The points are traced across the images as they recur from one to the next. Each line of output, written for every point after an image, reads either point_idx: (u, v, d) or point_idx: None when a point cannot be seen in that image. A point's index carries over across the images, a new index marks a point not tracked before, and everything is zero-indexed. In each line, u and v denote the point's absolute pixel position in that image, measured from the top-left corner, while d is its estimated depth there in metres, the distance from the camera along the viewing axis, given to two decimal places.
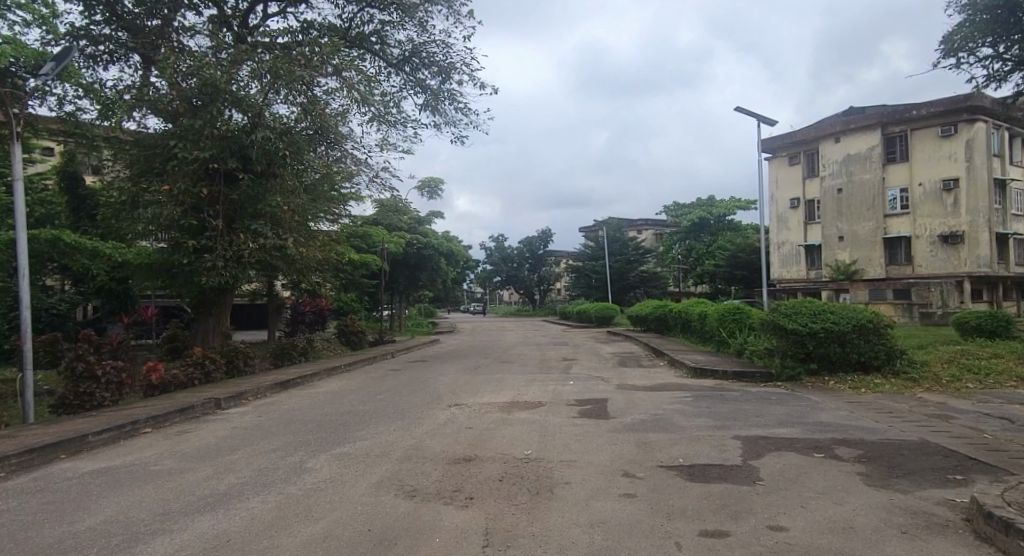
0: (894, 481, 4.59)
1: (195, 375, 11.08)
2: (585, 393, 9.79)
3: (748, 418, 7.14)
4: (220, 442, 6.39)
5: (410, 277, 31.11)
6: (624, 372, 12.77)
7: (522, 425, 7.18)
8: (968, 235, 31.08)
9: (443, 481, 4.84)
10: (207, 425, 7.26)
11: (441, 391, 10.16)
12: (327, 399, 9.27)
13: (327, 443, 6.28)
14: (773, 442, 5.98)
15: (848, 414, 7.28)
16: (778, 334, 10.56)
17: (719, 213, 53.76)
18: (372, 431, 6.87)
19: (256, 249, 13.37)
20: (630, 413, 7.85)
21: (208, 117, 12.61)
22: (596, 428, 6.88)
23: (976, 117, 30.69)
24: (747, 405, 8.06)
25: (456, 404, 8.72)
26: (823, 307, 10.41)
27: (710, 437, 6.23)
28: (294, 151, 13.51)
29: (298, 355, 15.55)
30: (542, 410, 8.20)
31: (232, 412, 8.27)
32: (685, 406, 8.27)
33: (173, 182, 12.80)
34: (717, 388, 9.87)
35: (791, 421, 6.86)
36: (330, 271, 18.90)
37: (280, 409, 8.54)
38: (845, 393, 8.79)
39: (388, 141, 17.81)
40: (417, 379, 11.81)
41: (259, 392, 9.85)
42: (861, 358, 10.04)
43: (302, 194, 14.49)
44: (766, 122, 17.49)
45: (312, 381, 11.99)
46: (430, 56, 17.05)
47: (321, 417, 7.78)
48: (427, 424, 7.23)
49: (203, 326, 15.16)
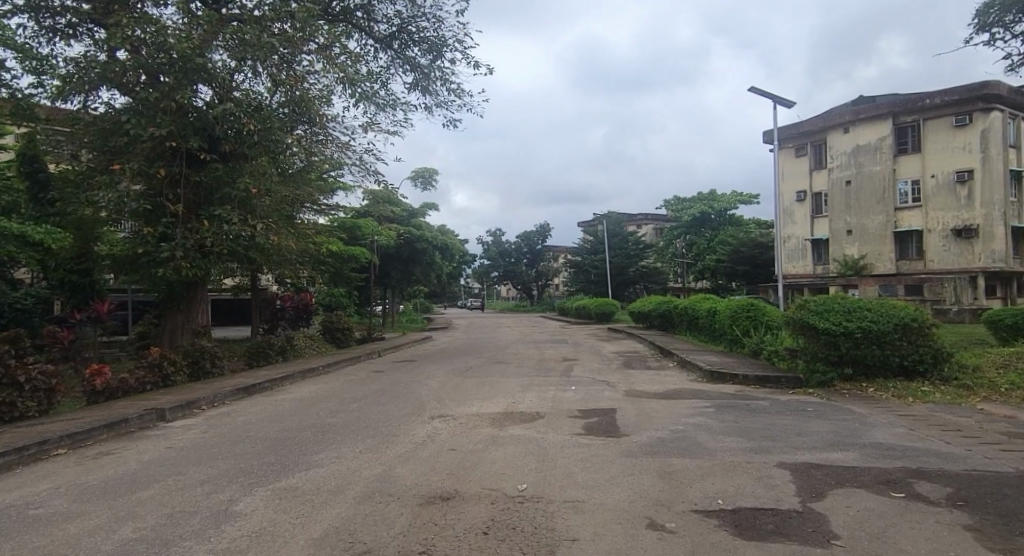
0: (1022, 541, 3.35)
1: (151, 378, 9.90)
2: (589, 402, 8.59)
3: (788, 438, 5.89)
4: (142, 470, 5.15)
5: (404, 271, 29.83)
6: (630, 375, 11.54)
7: (516, 445, 5.94)
8: (984, 228, 29.75)
9: (408, 537, 3.59)
10: (137, 445, 6.02)
11: (424, 399, 8.90)
12: (291, 410, 8.03)
13: (277, 469, 5.07)
14: (832, 473, 4.73)
15: (908, 432, 6.05)
16: (808, 335, 9.39)
17: (721, 207, 52.44)
18: (332, 454, 5.61)
19: (222, 238, 11.93)
20: (645, 430, 6.60)
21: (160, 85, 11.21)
22: (605, 451, 5.64)
23: (993, 106, 29.43)
24: (783, 419, 6.84)
25: (439, 417, 7.48)
26: (859, 304, 9.23)
27: (750, 466, 4.98)
28: (266, 130, 12.20)
29: (276, 354, 14.41)
30: (540, 425, 7.00)
31: (176, 427, 7.04)
32: (708, 420, 7.04)
33: (127, 161, 11.43)
34: (740, 396, 8.65)
35: (845, 442, 5.61)
36: (312, 264, 17.60)
37: (233, 422, 7.29)
38: (892, 404, 7.58)
39: (375, 124, 16.57)
40: (402, 384, 10.57)
41: (215, 400, 8.61)
42: (905, 362, 8.86)
43: (277, 179, 13.16)
44: (782, 103, 16.15)
45: (282, 385, 10.75)
46: (419, 32, 15.75)
47: (277, 434, 6.52)
48: (401, 443, 6.01)
49: (171, 323, 13.87)
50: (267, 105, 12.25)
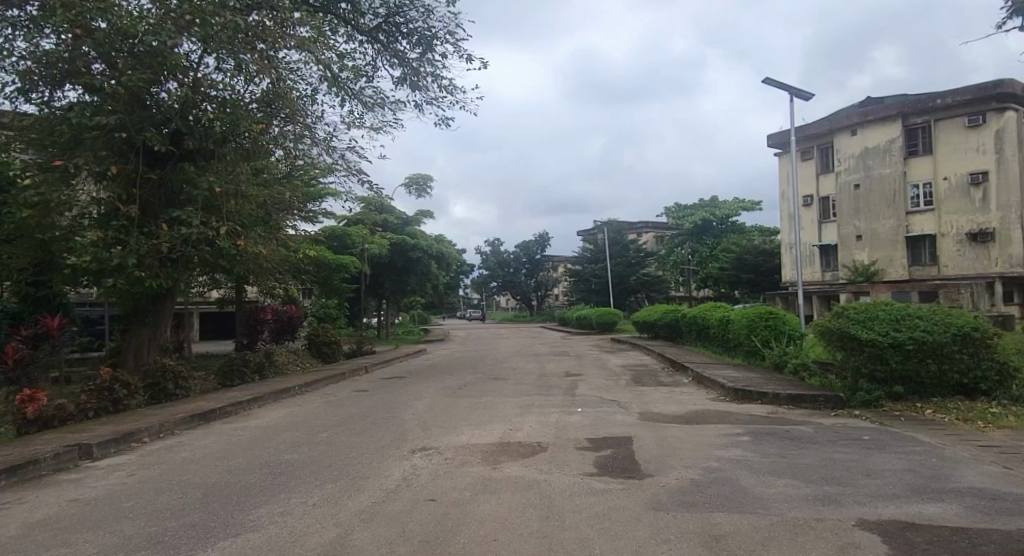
0: None
1: (98, 404, 8.69)
2: (599, 428, 7.35)
3: (857, 480, 4.64)
4: (17, 540, 3.87)
5: (397, 281, 28.69)
6: (643, 393, 10.30)
7: (514, 493, 4.69)
8: (1000, 233, 28.88)
9: None
10: (35, 498, 4.76)
11: (407, 426, 7.66)
12: (246, 442, 6.78)
13: (198, 538, 3.82)
14: (937, 538, 3.49)
15: (1006, 471, 4.80)
16: (847, 348, 8.21)
17: (723, 215, 51.36)
18: (275, 509, 4.36)
19: (179, 243, 10.65)
20: (671, 468, 5.36)
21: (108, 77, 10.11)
22: (626, 501, 4.38)
23: (1007, 106, 28.56)
24: (841, 452, 5.60)
25: (421, 451, 6.24)
26: (905, 311, 8.06)
27: (822, 528, 3.73)
28: (235, 127, 11.02)
29: (251, 372, 13.22)
30: (544, 460, 5.79)
31: (99, 467, 5.79)
32: (746, 453, 5.81)
33: (71, 158, 10.15)
34: (776, 419, 7.41)
35: (933, 490, 4.36)
36: (290, 273, 16.38)
37: (172, 460, 6.03)
38: (962, 431, 6.36)
39: (360, 122, 15.44)
40: (384, 406, 9.33)
41: (162, 430, 7.39)
42: (964, 380, 7.66)
43: (249, 179, 11.98)
44: (800, 96, 15.02)
45: (249, 409, 9.47)
46: (408, 24, 14.67)
47: (218, 478, 5.28)
48: (368, 491, 4.76)
49: (136, 339, 12.57)
50: (236, 97, 11.14)
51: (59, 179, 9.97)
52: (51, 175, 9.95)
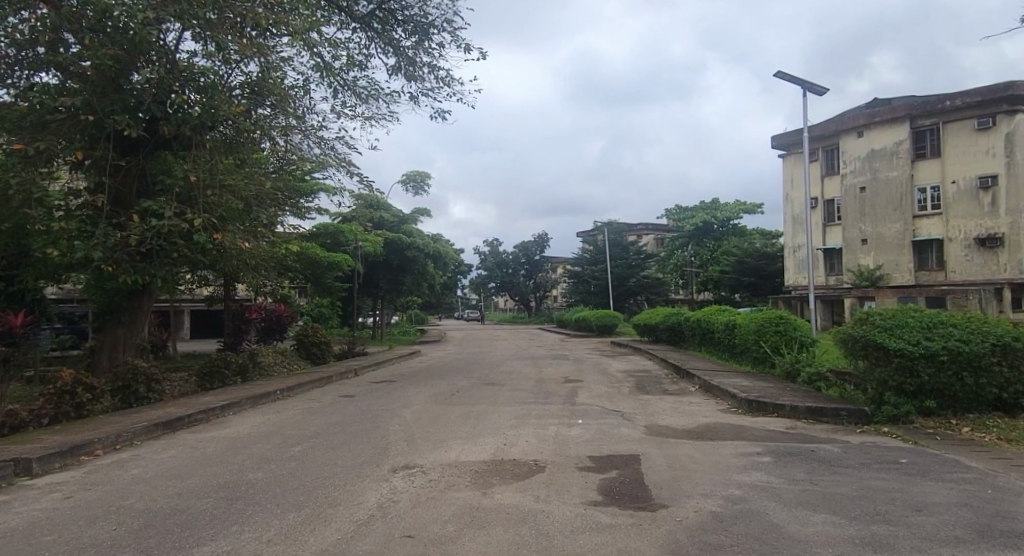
0: None
1: (55, 409, 7.99)
2: (602, 444, 6.65)
3: (909, 518, 3.95)
4: None
5: (392, 280, 27.98)
6: (647, 403, 9.57)
7: (507, 527, 3.99)
8: (1008, 238, 28.31)
9: None
10: None
11: (390, 439, 6.94)
12: (207, 457, 6.05)
13: None
14: None
15: None
16: (873, 357, 7.51)
17: (724, 217, 50.76)
18: (217, 549, 3.63)
19: (150, 235, 9.94)
20: (687, 496, 4.67)
21: (78, 55, 9.39)
22: (639, 542, 3.69)
23: (1017, 108, 28.09)
24: (881, 480, 4.90)
25: (402, 470, 5.53)
26: (937, 318, 7.39)
27: None
28: (212, 113, 10.31)
29: (232, 374, 12.53)
30: (541, 484, 5.08)
31: (32, 487, 5.07)
32: (772, 478, 5.10)
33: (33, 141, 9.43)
34: (798, 437, 6.69)
35: (1001, 532, 3.67)
36: (277, 270, 15.61)
37: (120, 479, 5.32)
38: (1009, 454, 5.68)
39: (352, 113, 14.74)
40: (367, 415, 8.60)
41: (119, 441, 6.69)
42: (1002, 394, 7.01)
43: (230, 169, 11.31)
44: (814, 91, 14.37)
45: (220, 416, 8.74)
46: (404, 11, 13.97)
47: (166, 503, 4.57)
48: (335, 524, 4.07)
49: (109, 338, 11.81)
50: (218, 81, 10.46)
51: (22, 164, 9.29)
52: (14, 160, 9.26)
